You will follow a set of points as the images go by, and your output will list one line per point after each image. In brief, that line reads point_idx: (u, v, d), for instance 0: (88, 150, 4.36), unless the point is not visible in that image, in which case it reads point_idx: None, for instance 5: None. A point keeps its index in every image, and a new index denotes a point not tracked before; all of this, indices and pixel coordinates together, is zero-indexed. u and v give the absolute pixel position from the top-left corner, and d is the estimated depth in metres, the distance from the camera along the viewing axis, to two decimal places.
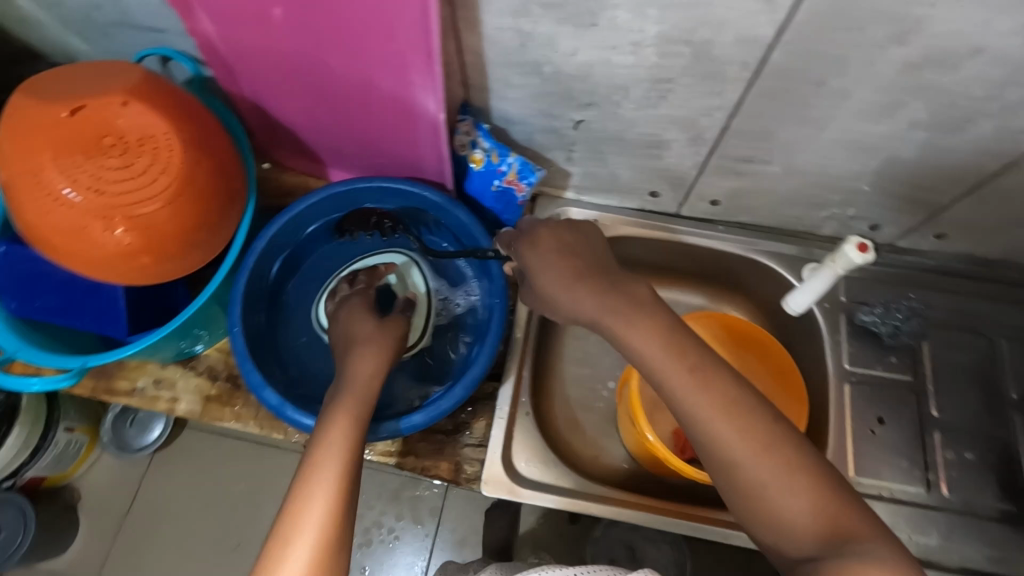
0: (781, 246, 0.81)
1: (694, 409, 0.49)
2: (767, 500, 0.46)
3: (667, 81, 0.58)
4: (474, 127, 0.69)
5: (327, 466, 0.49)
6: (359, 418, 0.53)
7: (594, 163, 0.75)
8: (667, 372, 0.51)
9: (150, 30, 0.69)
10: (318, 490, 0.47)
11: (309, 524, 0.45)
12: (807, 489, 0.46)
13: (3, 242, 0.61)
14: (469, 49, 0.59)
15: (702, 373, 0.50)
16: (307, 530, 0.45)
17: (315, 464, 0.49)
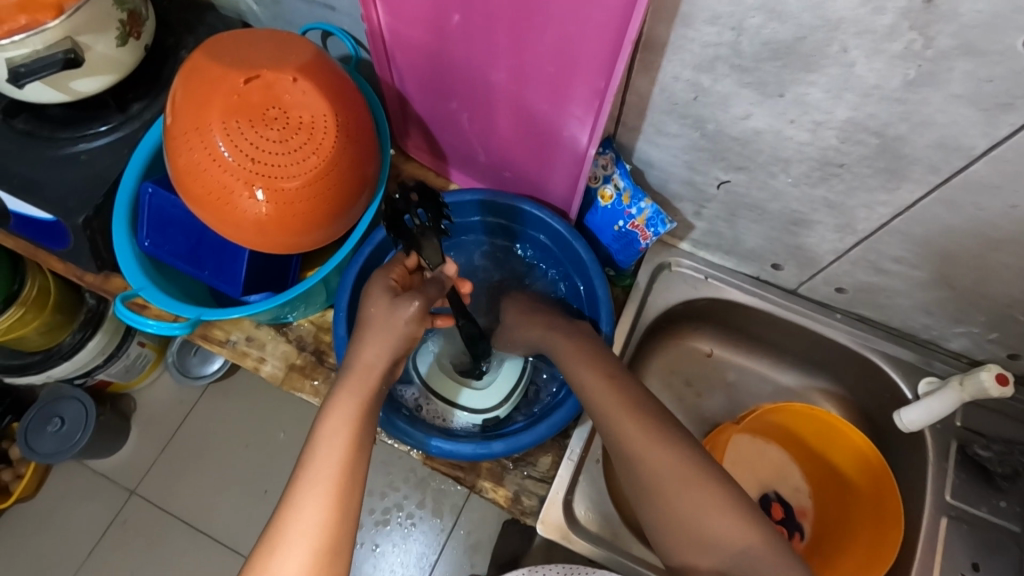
0: (899, 351, 0.75)
1: (635, 447, 0.55)
2: (673, 503, 0.52)
3: (837, 166, 0.54)
4: (612, 162, 0.66)
5: (319, 485, 0.50)
6: (357, 446, 0.52)
7: (723, 225, 0.72)
8: (603, 400, 0.58)
9: (322, 7, 0.71)
10: (307, 508, 0.49)
11: (298, 537, 0.48)
12: (711, 497, 0.52)
13: (152, 183, 0.67)
14: (634, 91, 0.57)
15: (631, 404, 0.57)
16: (296, 542, 0.48)
17: (307, 478, 0.50)
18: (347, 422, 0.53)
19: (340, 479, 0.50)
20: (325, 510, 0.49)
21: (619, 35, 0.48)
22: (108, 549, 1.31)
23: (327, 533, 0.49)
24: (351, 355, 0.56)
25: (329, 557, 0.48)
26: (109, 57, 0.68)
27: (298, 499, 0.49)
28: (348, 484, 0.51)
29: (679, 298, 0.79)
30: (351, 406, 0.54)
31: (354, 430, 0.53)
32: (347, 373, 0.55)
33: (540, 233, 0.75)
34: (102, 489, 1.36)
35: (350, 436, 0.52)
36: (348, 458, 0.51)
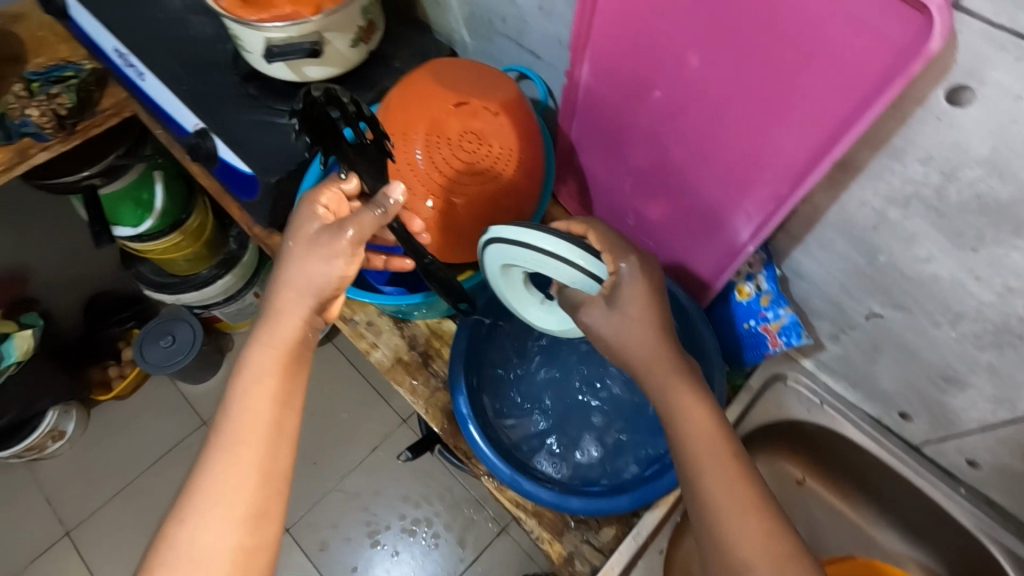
0: None
1: (706, 468, 0.49)
2: (733, 539, 0.46)
3: (1016, 336, 0.51)
4: (762, 264, 0.67)
5: (239, 441, 0.49)
6: (281, 399, 0.51)
7: (857, 355, 0.69)
8: (687, 419, 0.52)
9: (528, 53, 0.77)
10: (225, 463, 0.48)
11: (214, 492, 0.47)
12: (779, 549, 0.45)
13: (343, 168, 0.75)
14: (811, 203, 0.57)
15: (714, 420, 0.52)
16: (212, 497, 0.47)
17: (225, 435, 0.49)
18: (269, 373, 0.52)
19: (264, 436, 0.50)
20: (251, 468, 0.48)
21: (820, 149, 0.49)
22: (170, 464, 1.42)
23: (252, 490, 0.48)
24: (272, 298, 0.55)
25: (252, 517, 0.47)
26: (341, 53, 0.78)
27: (215, 456, 0.48)
28: (280, 441, 0.50)
29: (786, 415, 0.76)
30: (270, 357, 0.53)
31: (279, 382, 0.52)
32: (271, 325, 0.54)
33: None
34: (183, 410, 1.49)
35: (281, 391, 0.52)
36: (276, 414, 0.50)
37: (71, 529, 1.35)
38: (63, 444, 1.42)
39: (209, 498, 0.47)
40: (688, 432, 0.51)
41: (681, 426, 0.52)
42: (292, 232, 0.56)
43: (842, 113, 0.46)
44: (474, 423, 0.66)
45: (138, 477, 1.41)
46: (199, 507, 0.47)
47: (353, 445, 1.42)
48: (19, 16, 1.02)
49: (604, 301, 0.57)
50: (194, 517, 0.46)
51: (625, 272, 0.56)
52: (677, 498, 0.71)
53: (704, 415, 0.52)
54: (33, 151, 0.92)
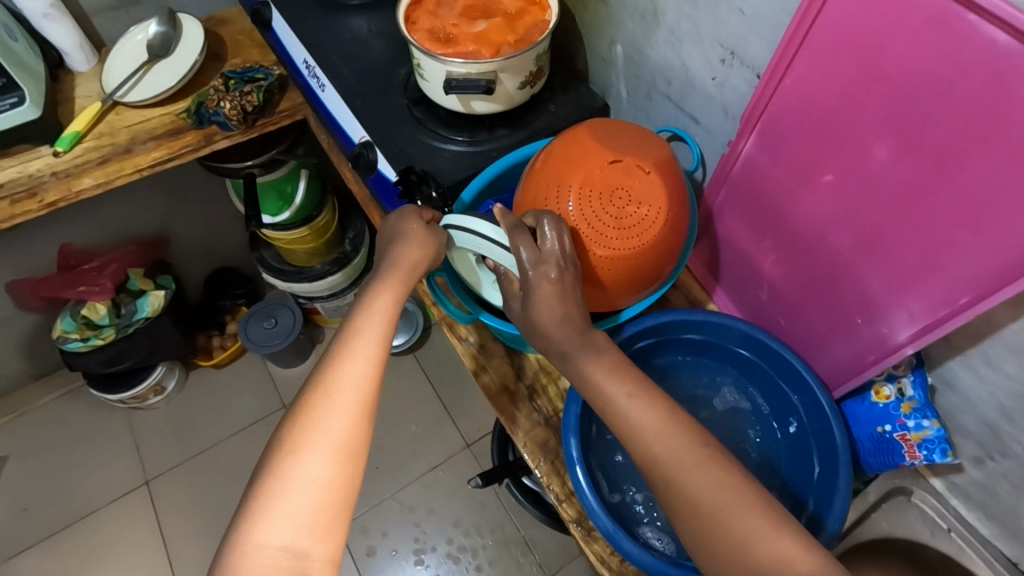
0: None
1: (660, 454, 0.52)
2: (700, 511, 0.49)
3: None
4: (909, 369, 0.63)
5: (361, 350, 0.52)
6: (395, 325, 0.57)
7: (1002, 486, 0.63)
8: (634, 413, 0.55)
9: (686, 118, 0.79)
10: (352, 364, 0.51)
11: (342, 387, 0.50)
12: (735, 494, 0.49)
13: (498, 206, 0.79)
14: (985, 316, 0.54)
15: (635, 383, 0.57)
16: (340, 391, 0.49)
17: (349, 344, 0.52)
18: (389, 301, 0.58)
19: (380, 350, 0.53)
20: (369, 371, 0.52)
21: (1015, 265, 0.47)
22: (248, 438, 1.50)
23: (368, 390, 0.51)
24: (389, 261, 0.63)
25: (368, 414, 0.50)
26: (508, 93, 0.83)
27: (342, 359, 0.51)
28: (378, 369, 0.52)
29: (900, 531, 0.72)
30: (391, 293, 0.59)
31: (393, 310, 0.58)
32: (388, 272, 0.61)
33: (794, 394, 0.72)
34: (269, 390, 1.57)
35: (383, 325, 0.56)
36: (380, 343, 0.54)
37: (150, 480, 1.45)
38: (161, 399, 1.53)
39: (318, 412, 0.48)
40: (640, 433, 0.54)
41: (617, 419, 0.56)
42: (397, 222, 0.66)
43: None
44: (581, 467, 0.65)
45: (217, 444, 1.49)
46: (329, 399, 0.49)
47: (416, 458, 1.44)
48: (226, 20, 1.17)
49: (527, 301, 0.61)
50: (327, 406, 0.48)
51: (537, 276, 0.59)
52: None
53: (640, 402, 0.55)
54: (217, 138, 1.04)
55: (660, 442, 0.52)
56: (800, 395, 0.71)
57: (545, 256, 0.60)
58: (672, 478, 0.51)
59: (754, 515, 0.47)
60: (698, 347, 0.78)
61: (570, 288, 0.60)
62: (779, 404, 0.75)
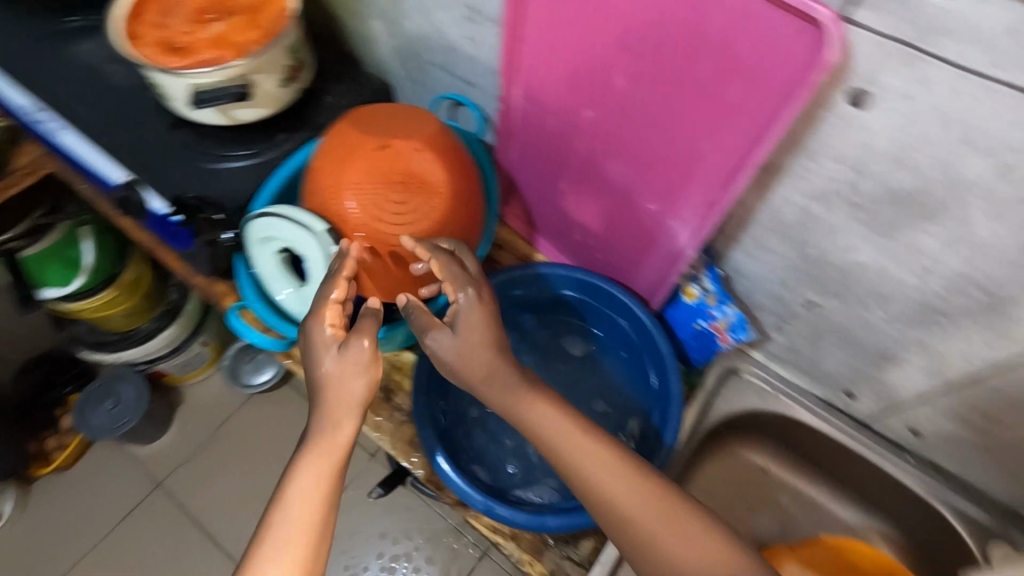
0: (971, 507, 0.72)
1: (605, 485, 0.50)
2: (653, 547, 0.48)
3: (938, 312, 0.55)
4: (704, 266, 0.69)
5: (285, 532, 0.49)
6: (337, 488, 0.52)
7: (800, 342, 0.73)
8: (587, 459, 0.51)
9: (460, 81, 0.78)
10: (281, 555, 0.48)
11: None
12: (697, 535, 0.48)
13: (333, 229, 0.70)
14: (742, 206, 0.61)
15: (580, 418, 0.53)
16: None
17: (273, 525, 0.49)
18: (328, 461, 0.52)
19: (314, 527, 0.50)
20: (299, 558, 0.48)
21: (742, 158, 0.52)
22: (127, 531, 1.33)
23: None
24: (314, 403, 0.55)
25: None
26: (271, 93, 0.77)
27: (266, 544, 0.48)
28: (311, 555, 0.49)
29: (742, 406, 0.79)
30: (330, 451, 0.52)
31: (333, 476, 0.52)
32: (321, 411, 0.54)
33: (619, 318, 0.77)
34: (134, 473, 1.40)
35: (321, 497, 0.51)
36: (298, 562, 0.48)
37: None
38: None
39: None
40: (573, 459, 0.51)
41: (545, 443, 0.53)
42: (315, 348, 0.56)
43: (759, 117, 0.48)
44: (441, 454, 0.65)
45: (90, 551, 1.31)
46: None
47: None
48: None
49: (449, 327, 0.56)
50: None
51: (467, 301, 0.56)
52: None
53: (590, 441, 0.52)
54: None
55: (620, 492, 0.50)
56: (624, 317, 0.76)
57: (476, 280, 0.58)
58: (595, 498, 0.50)
59: (697, 547, 0.48)
60: (530, 301, 0.81)
61: (492, 316, 0.56)
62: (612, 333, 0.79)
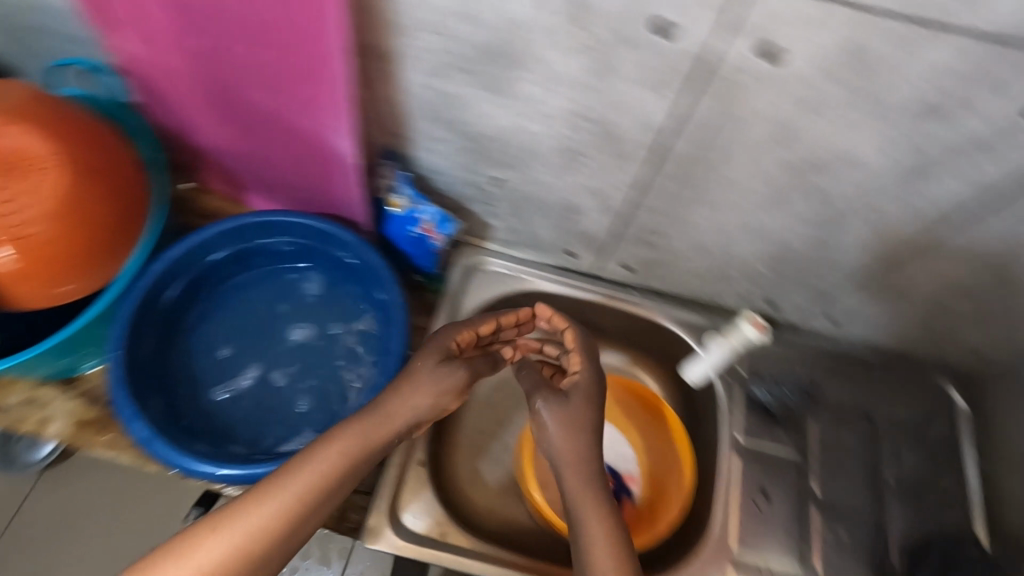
0: (688, 315, 0.85)
1: (585, 523, 0.59)
2: (583, 555, 0.58)
3: (579, 154, 0.61)
4: (395, 173, 0.70)
5: (241, 522, 0.51)
6: (310, 509, 0.54)
7: (513, 219, 0.77)
8: (568, 463, 0.62)
9: (74, 43, 0.68)
10: (224, 538, 0.51)
11: (200, 557, 0.50)
12: (617, 556, 0.57)
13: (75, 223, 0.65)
14: (388, 102, 0.61)
15: (583, 476, 0.61)
16: (194, 561, 0.50)
17: (237, 513, 0.52)
18: (310, 478, 0.54)
19: (274, 525, 0.52)
20: (232, 547, 0.51)
21: (329, 48, 0.52)
22: None
23: (230, 560, 0.50)
24: (317, 451, 0.56)
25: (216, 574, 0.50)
26: None
27: (221, 527, 0.51)
28: (258, 549, 0.51)
29: (494, 297, 0.83)
30: (327, 465, 0.55)
31: (307, 498, 0.54)
32: (347, 429, 0.58)
33: (337, 250, 0.74)
34: None
35: (286, 504, 0.53)
36: (240, 552, 0.51)
37: None
38: None
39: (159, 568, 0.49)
40: (572, 471, 0.62)
41: (556, 456, 0.63)
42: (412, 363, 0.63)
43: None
44: (161, 441, 0.60)
45: None
46: (182, 558, 0.50)
47: None
48: None
49: (558, 396, 0.65)
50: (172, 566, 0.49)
51: (480, 366, 0.66)
52: None
53: (584, 446, 0.62)
54: None
55: (596, 536, 0.58)
56: (341, 248, 0.73)
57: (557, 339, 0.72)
58: (576, 525, 0.60)
59: (598, 547, 0.58)
60: (245, 259, 0.75)
61: (575, 419, 0.63)
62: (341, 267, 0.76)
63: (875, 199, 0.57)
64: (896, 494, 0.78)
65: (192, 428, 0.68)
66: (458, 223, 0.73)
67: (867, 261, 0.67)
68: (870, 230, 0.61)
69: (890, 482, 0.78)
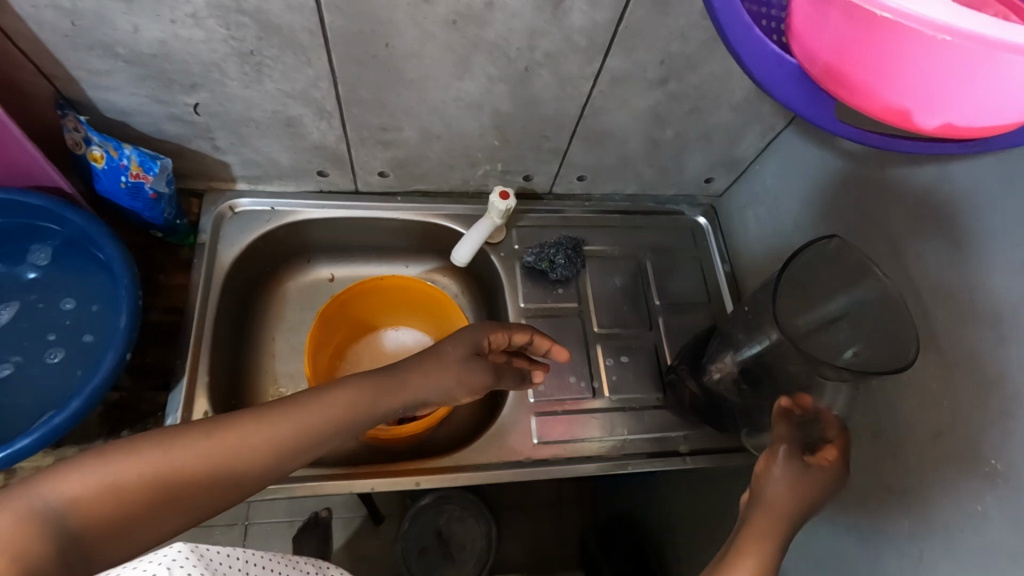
0: (457, 207, 0.88)
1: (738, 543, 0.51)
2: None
3: (252, 54, 0.60)
4: (80, 122, 0.65)
5: (189, 442, 0.46)
6: (230, 469, 0.48)
7: (242, 148, 0.74)
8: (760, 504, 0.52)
9: None
10: (155, 450, 0.45)
11: (137, 461, 0.43)
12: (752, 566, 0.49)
13: None
14: (19, 34, 0.55)
15: (798, 487, 0.52)
16: (134, 464, 0.43)
17: (208, 431, 0.47)
18: (282, 425, 0.50)
19: (199, 462, 0.46)
20: (143, 469, 0.44)
21: None
22: None
23: (141, 484, 0.43)
24: (401, 381, 0.58)
25: (116, 493, 0.42)
26: None
27: (210, 433, 0.47)
28: (173, 477, 0.45)
29: (256, 236, 0.81)
30: (304, 414, 0.52)
31: (249, 448, 0.48)
32: (364, 380, 0.56)
33: (35, 219, 0.67)
34: None
35: (220, 450, 0.47)
36: (169, 473, 0.44)
37: None
38: None
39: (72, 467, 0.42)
40: (765, 494, 0.53)
41: (756, 491, 0.54)
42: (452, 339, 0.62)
43: None
44: None
45: None
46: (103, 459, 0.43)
47: None
48: None
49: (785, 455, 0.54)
50: (92, 462, 0.42)
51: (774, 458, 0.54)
52: (196, 362, 0.72)
53: (794, 472, 0.52)
54: None
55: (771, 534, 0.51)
56: (39, 217, 0.67)
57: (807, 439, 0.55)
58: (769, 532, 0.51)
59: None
60: None
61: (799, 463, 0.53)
62: (36, 231, 0.68)
63: (538, 41, 0.61)
64: (666, 313, 0.89)
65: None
66: (164, 161, 0.68)
67: (571, 108, 0.72)
68: (553, 74, 0.66)
69: (656, 303, 0.89)
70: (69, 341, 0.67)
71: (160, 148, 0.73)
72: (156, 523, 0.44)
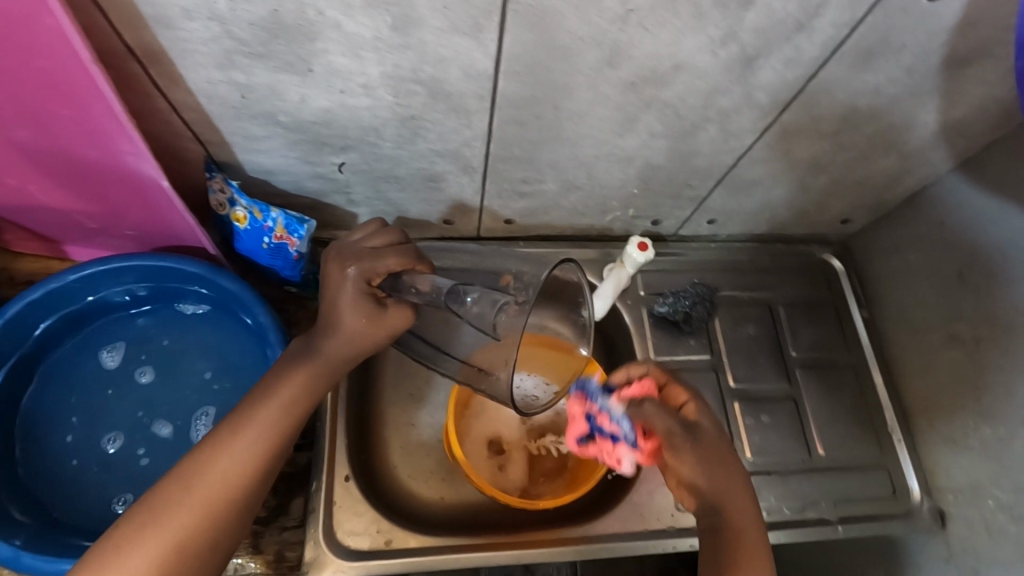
0: (582, 252, 0.83)
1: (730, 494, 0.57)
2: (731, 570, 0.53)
3: (414, 118, 0.57)
4: (225, 183, 0.63)
5: (243, 439, 0.50)
6: (286, 435, 0.52)
7: (377, 201, 0.72)
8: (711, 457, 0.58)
9: None
10: (221, 461, 0.49)
11: (209, 475, 0.48)
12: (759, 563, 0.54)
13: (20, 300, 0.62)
14: (185, 107, 0.54)
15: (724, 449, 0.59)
16: (206, 480, 0.48)
17: (238, 426, 0.51)
18: (286, 396, 0.53)
19: (263, 453, 0.51)
20: (221, 476, 0.49)
21: (83, 70, 0.45)
22: None
23: (227, 487, 0.49)
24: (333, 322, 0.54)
25: (216, 508, 0.48)
26: None
27: (239, 432, 0.50)
28: (249, 467, 0.50)
29: None
30: (288, 388, 0.53)
31: (284, 422, 0.52)
32: (308, 356, 0.54)
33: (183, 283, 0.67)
34: None
35: (271, 424, 0.52)
36: (238, 470, 0.49)
37: None
38: None
39: (159, 513, 0.46)
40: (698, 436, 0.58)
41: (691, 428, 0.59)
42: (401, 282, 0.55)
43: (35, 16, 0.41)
44: (28, 554, 0.54)
45: None
46: (174, 499, 0.47)
47: None
48: None
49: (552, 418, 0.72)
50: (172, 508, 0.47)
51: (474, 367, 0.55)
52: (334, 426, 0.71)
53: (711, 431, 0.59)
54: None
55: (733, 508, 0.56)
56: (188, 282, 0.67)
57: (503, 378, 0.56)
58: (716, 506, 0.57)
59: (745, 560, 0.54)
60: (71, 322, 0.67)
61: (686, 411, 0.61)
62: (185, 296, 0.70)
63: (716, 100, 0.57)
64: (804, 366, 0.83)
65: (47, 517, 0.61)
66: (312, 223, 0.66)
67: (726, 160, 0.67)
68: (721, 130, 0.61)
69: (792, 354, 0.84)
70: (219, 405, 0.68)
71: (295, 204, 0.71)
72: (247, 508, 0.50)
